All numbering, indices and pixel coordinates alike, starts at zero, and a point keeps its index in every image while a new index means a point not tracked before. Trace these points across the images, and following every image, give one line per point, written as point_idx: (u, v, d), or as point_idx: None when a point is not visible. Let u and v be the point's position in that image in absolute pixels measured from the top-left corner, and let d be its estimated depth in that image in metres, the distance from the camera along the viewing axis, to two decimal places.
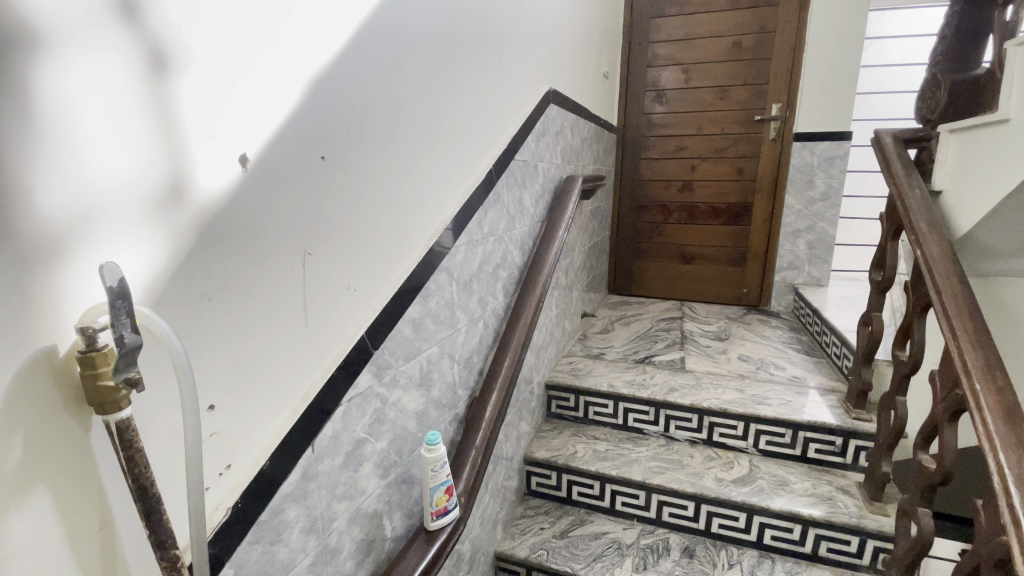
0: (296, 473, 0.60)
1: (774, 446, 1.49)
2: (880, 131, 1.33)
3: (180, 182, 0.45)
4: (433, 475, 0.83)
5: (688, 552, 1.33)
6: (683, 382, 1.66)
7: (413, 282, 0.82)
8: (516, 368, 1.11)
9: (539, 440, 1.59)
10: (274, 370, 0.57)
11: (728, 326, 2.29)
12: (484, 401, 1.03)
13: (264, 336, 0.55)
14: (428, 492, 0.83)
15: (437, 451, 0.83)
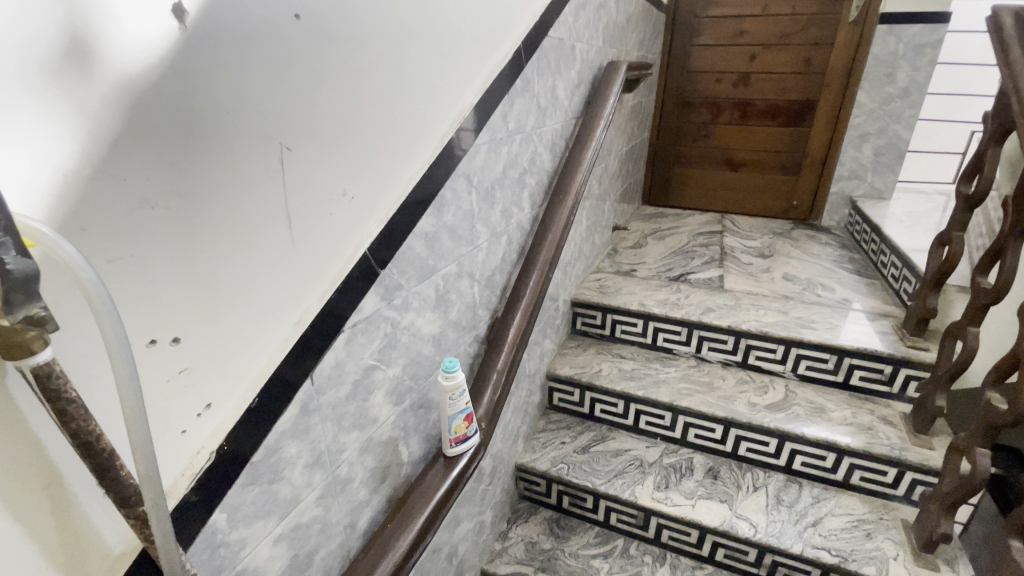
0: (292, 408, 0.53)
1: (815, 372, 1.40)
2: (999, 9, 1.03)
3: (81, 41, 0.32)
4: (450, 404, 0.76)
5: (712, 473, 1.30)
6: (721, 302, 1.54)
7: (424, 188, 0.69)
8: (543, 287, 1.01)
9: (563, 357, 1.52)
10: (256, 294, 0.47)
11: (772, 243, 2.11)
12: (507, 323, 0.94)
13: (239, 254, 0.45)
14: (444, 420, 0.77)
15: (454, 379, 0.76)
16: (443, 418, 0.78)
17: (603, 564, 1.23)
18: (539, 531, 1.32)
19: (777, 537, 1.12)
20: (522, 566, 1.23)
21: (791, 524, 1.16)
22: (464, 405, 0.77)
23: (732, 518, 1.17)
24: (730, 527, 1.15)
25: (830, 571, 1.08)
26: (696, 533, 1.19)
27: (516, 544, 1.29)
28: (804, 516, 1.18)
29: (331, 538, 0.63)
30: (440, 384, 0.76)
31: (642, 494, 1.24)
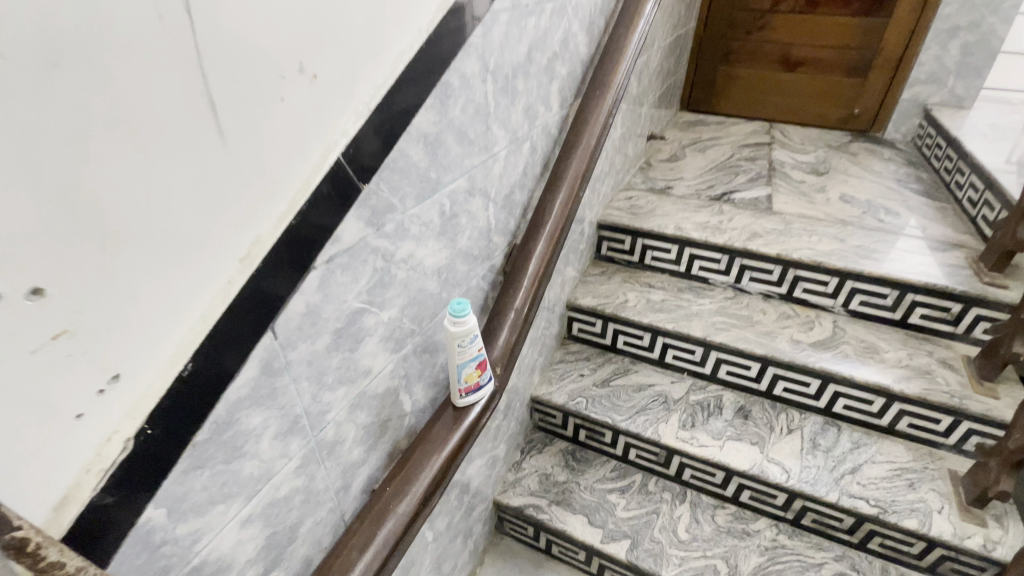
0: (247, 370, 0.40)
1: (869, 308, 1.25)
2: None
3: None
4: (459, 351, 0.64)
5: (743, 412, 1.20)
6: (768, 227, 1.36)
7: (420, 74, 0.50)
8: (572, 209, 0.84)
9: (586, 284, 1.38)
10: (171, 219, 0.33)
11: (827, 158, 1.85)
12: (527, 250, 0.79)
13: (133, 161, 0.30)
14: (453, 369, 0.66)
15: (464, 323, 0.63)
16: (451, 366, 0.66)
17: (620, 499, 1.19)
18: (554, 463, 1.27)
19: (812, 484, 1.05)
20: (535, 498, 1.19)
21: (827, 471, 1.07)
22: (476, 353, 0.65)
23: (763, 462, 1.09)
24: (760, 472, 1.07)
25: (866, 520, 1.02)
26: (721, 474, 1.12)
27: (530, 475, 1.25)
28: (841, 462, 1.09)
29: (319, 506, 0.53)
30: (448, 329, 0.63)
31: (667, 432, 1.15)
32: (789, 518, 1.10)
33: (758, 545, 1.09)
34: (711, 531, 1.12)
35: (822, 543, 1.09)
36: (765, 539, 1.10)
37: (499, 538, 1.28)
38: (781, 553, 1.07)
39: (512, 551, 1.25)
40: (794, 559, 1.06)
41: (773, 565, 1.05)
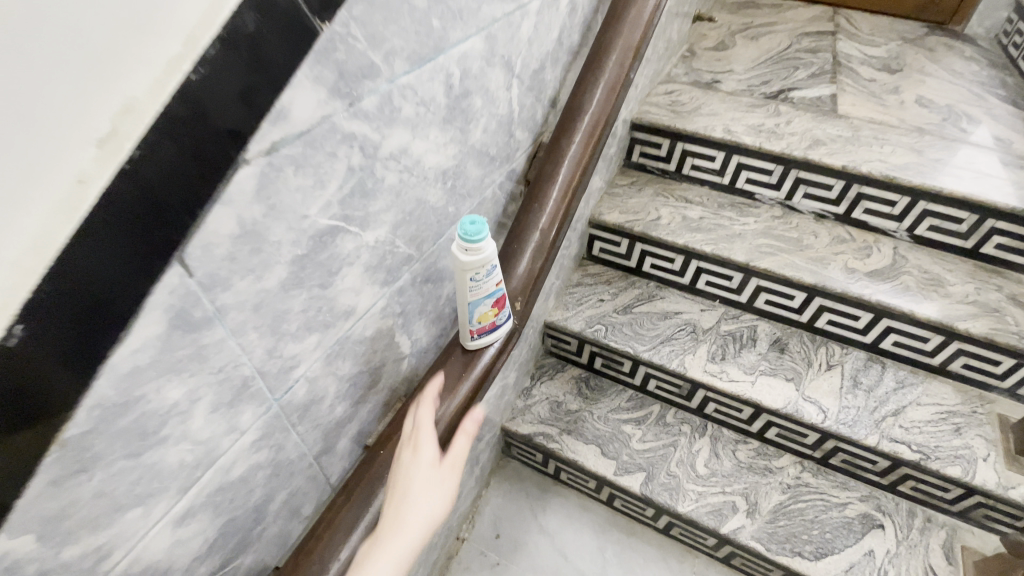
0: (136, 293, 0.32)
1: (937, 234, 1.08)
2: None
3: None
4: (472, 289, 0.58)
5: (778, 345, 1.08)
6: (832, 134, 1.15)
7: None
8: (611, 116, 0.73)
9: (612, 197, 1.20)
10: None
11: (902, 53, 1.56)
12: (554, 158, 0.69)
13: None
14: (464, 308, 0.60)
15: (479, 254, 0.55)
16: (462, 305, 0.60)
17: (636, 431, 1.11)
18: (566, 391, 1.18)
19: (850, 426, 0.96)
20: (545, 427, 1.12)
21: (867, 412, 0.98)
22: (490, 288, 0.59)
23: (798, 400, 0.99)
24: (795, 412, 0.98)
25: (903, 465, 0.94)
26: (748, 410, 1.03)
27: (540, 402, 1.17)
28: (884, 403, 0.99)
29: None
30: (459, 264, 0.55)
31: (693, 365, 1.05)
32: (815, 457, 1.03)
33: (780, 482, 1.03)
34: (731, 466, 1.05)
35: (848, 482, 1.03)
36: (787, 477, 1.04)
37: (506, 462, 1.24)
38: (804, 492, 1.01)
39: (519, 475, 1.21)
40: (816, 498, 1.01)
41: (794, 504, 1.00)
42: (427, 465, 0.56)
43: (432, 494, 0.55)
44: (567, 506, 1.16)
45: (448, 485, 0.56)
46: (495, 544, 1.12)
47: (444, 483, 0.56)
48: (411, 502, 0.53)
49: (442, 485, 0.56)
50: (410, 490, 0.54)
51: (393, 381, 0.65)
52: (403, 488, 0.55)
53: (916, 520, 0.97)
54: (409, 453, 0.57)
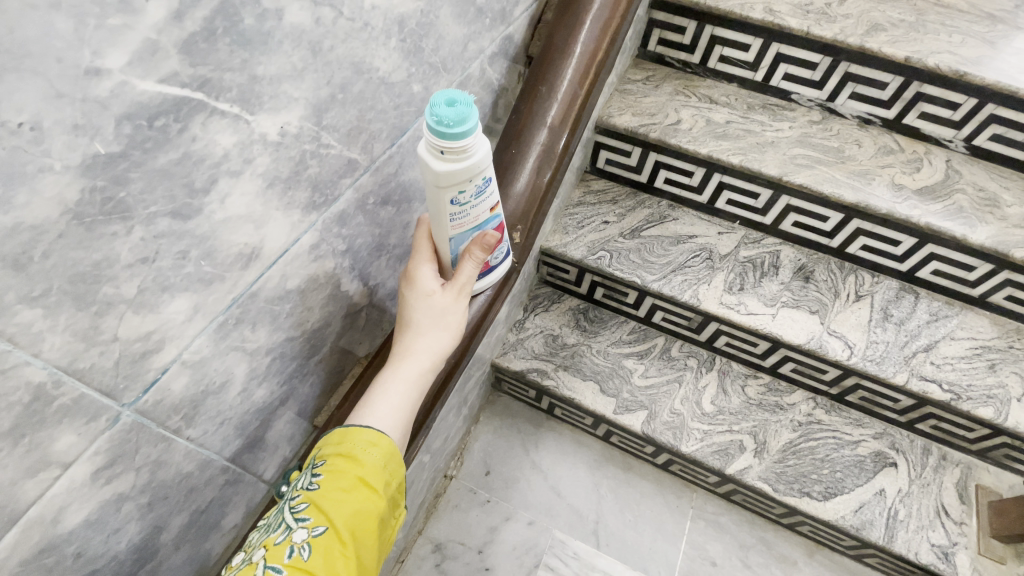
0: None
1: (1002, 145, 0.92)
2: None
3: None
4: (453, 216, 0.47)
5: (803, 273, 0.96)
6: (893, 18, 0.93)
7: None
8: (627, 10, 0.65)
9: (621, 96, 0.99)
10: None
11: None
12: (566, 32, 0.61)
13: None
14: (446, 244, 0.50)
15: (462, 160, 0.42)
16: (442, 239, 0.50)
17: (638, 366, 1.01)
18: (563, 324, 1.07)
19: (877, 363, 0.86)
20: (539, 362, 1.02)
21: (897, 347, 0.88)
22: (476, 219, 0.49)
23: (823, 335, 0.89)
24: (819, 348, 0.88)
25: (927, 404, 0.87)
26: (764, 345, 0.93)
27: (533, 336, 1.05)
28: (914, 339, 0.89)
29: None
30: (435, 172, 0.42)
31: (709, 297, 0.92)
32: (831, 393, 0.95)
33: (791, 420, 0.96)
34: (740, 404, 0.97)
35: (862, 419, 0.96)
36: (799, 414, 0.96)
37: (495, 397, 1.15)
38: (816, 430, 0.95)
39: (509, 410, 1.13)
40: (828, 436, 0.94)
41: (805, 443, 0.93)
42: (427, 294, 0.52)
43: (436, 327, 0.52)
44: (561, 443, 1.10)
45: (455, 316, 0.53)
46: (484, 482, 1.06)
47: (449, 316, 0.52)
48: (415, 330, 0.52)
49: (447, 317, 0.52)
50: (412, 322, 0.52)
51: (322, 336, 0.54)
52: (405, 321, 0.52)
53: (931, 459, 0.93)
54: (407, 287, 0.52)
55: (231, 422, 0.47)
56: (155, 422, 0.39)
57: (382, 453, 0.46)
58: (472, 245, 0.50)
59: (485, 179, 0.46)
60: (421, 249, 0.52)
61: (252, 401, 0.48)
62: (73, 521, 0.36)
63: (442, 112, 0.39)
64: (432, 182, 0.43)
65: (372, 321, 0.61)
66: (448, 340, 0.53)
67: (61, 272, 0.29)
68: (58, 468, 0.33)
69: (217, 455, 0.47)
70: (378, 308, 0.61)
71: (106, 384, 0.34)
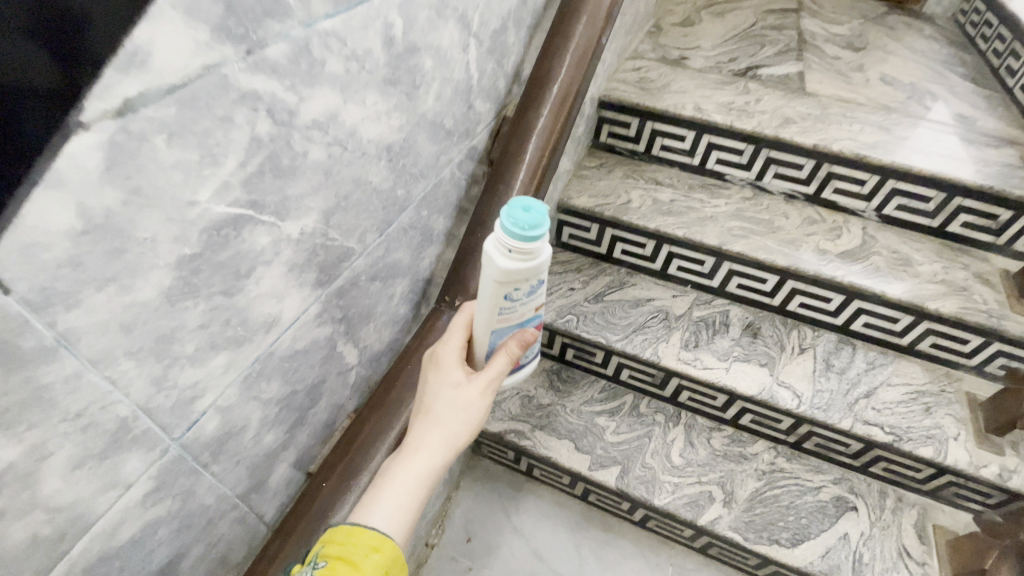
0: None
1: (905, 213, 1.07)
2: None
3: None
4: (504, 308, 0.55)
5: (752, 330, 1.06)
6: (802, 111, 1.10)
7: None
8: (570, 122, 0.77)
9: (580, 181, 1.13)
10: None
11: (865, 31, 1.52)
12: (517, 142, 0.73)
13: None
14: (485, 336, 0.58)
15: (527, 261, 0.51)
16: (483, 330, 0.58)
17: (610, 423, 1.07)
18: (538, 385, 1.13)
19: (824, 411, 0.95)
20: (516, 424, 1.07)
21: (841, 395, 0.97)
22: (519, 316, 0.58)
23: (773, 385, 0.97)
24: (770, 397, 0.96)
25: (874, 446, 0.94)
26: (723, 398, 1.01)
27: (510, 398, 1.11)
28: (856, 386, 0.98)
29: None
30: (501, 268, 0.51)
31: (668, 353, 1.01)
32: (789, 442, 1.02)
33: (755, 469, 1.01)
34: (706, 455, 1.03)
35: (821, 465, 1.03)
36: (762, 463, 1.02)
37: (476, 460, 1.18)
38: (779, 478, 1.00)
39: (490, 474, 1.16)
40: (791, 483, 1.00)
41: (770, 491, 0.98)
42: (450, 386, 0.57)
43: (452, 423, 0.55)
44: (541, 504, 1.12)
45: (476, 410, 0.56)
46: (466, 549, 1.06)
47: (469, 410, 0.56)
48: (433, 423, 0.55)
49: (468, 409, 0.56)
50: (432, 414, 0.56)
51: (317, 397, 0.59)
52: (428, 408, 0.57)
53: (889, 501, 0.99)
54: (438, 372, 0.59)
55: (237, 476, 0.51)
56: (188, 462, 0.44)
57: (384, 558, 0.47)
58: (513, 339, 0.58)
59: (537, 281, 0.55)
60: (461, 339, 0.60)
61: (257, 452, 0.53)
62: (101, 563, 0.40)
63: (519, 221, 0.48)
64: (496, 277, 0.52)
65: (359, 383, 0.67)
66: (464, 436, 0.56)
67: (149, 336, 0.36)
68: (105, 506, 0.38)
69: (225, 506, 0.51)
70: (365, 370, 0.67)
71: (165, 420, 0.40)
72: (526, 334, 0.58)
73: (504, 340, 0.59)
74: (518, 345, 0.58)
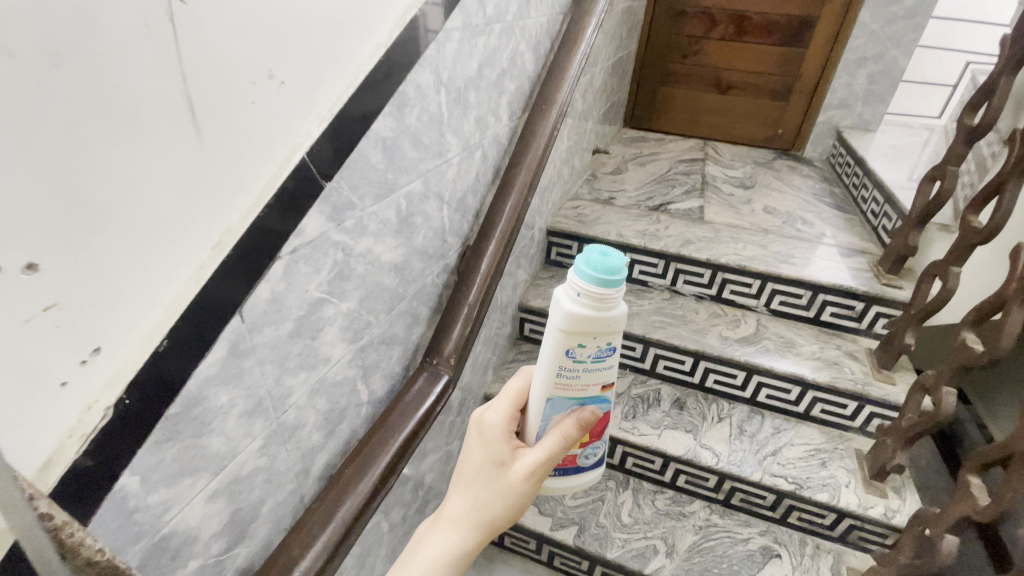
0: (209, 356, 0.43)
1: (788, 308, 1.38)
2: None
3: None
4: (567, 364, 0.59)
5: (678, 403, 1.31)
6: (700, 235, 1.47)
7: (364, 110, 0.54)
8: (522, 215, 0.89)
9: (536, 289, 1.44)
10: (149, 192, 0.35)
11: (755, 173, 1.99)
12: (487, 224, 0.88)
13: (127, 173, 0.34)
14: (544, 406, 0.62)
15: (598, 310, 0.56)
16: (541, 399, 0.62)
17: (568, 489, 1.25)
18: None
19: (738, 466, 1.16)
20: None
21: (752, 453, 1.19)
22: (580, 385, 0.61)
23: (696, 447, 1.19)
24: (694, 456, 1.17)
25: (784, 496, 1.13)
26: (659, 461, 1.21)
27: None
28: (763, 446, 1.21)
29: (279, 487, 0.56)
30: (571, 313, 0.56)
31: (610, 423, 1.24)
32: (719, 499, 1.21)
33: (693, 524, 1.18)
34: (651, 514, 1.20)
35: (749, 520, 1.20)
36: (699, 519, 1.19)
37: None
38: (713, 531, 1.17)
39: None
40: (724, 535, 1.16)
41: (706, 543, 1.14)
42: (497, 460, 0.61)
43: (494, 496, 0.60)
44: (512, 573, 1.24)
45: (518, 487, 0.60)
46: None
47: (512, 486, 0.60)
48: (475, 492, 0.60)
49: (512, 485, 0.60)
50: (476, 482, 0.61)
51: None
52: (473, 476, 0.62)
53: (808, 548, 1.15)
54: (486, 443, 0.63)
55: None
56: None
57: None
58: (572, 417, 0.61)
59: (604, 343, 0.59)
60: (515, 406, 0.64)
61: None
62: None
63: (595, 269, 0.54)
64: (567, 324, 0.57)
65: None
66: (502, 509, 0.60)
67: None
68: None
69: None
70: None
71: None
72: (585, 415, 0.61)
73: (562, 414, 0.63)
74: (573, 424, 0.61)
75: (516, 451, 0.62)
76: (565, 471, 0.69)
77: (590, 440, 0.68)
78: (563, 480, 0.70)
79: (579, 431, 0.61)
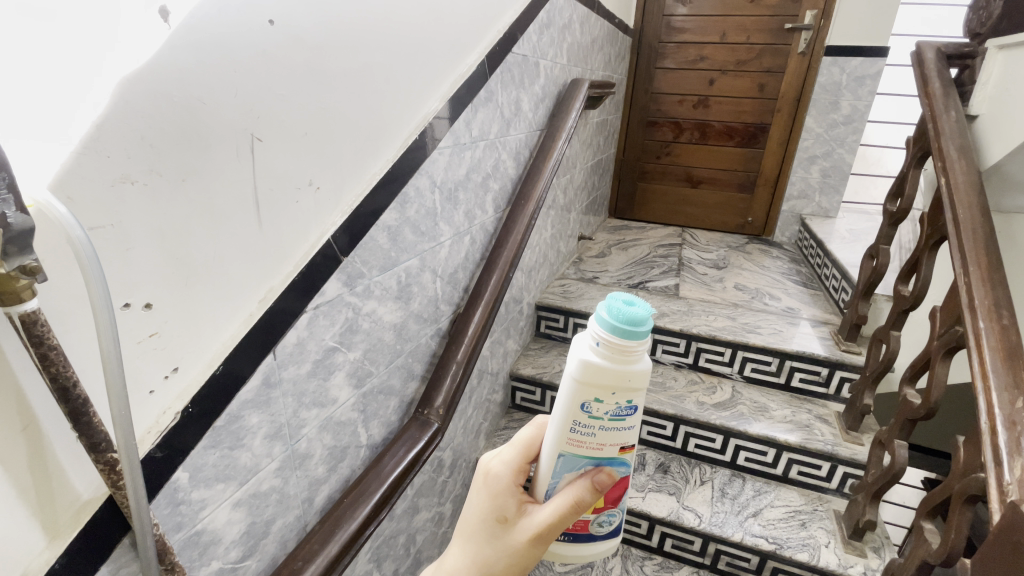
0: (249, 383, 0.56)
1: (760, 375, 1.49)
2: (949, 144, 1.05)
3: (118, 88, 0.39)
4: (582, 423, 0.52)
5: (662, 468, 1.38)
6: (675, 309, 1.63)
7: (374, 204, 0.72)
8: (503, 289, 1.05)
9: (526, 359, 1.56)
10: (222, 260, 0.51)
11: (727, 256, 2.18)
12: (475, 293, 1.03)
13: (212, 246, 0.49)
14: (554, 461, 0.54)
15: (616, 360, 0.50)
16: (551, 454, 0.54)
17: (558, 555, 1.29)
18: None
19: (720, 526, 1.20)
20: None
21: (733, 514, 1.24)
22: (595, 445, 0.53)
23: (679, 509, 1.24)
24: (677, 518, 1.22)
25: (766, 558, 1.16)
26: (646, 524, 1.25)
27: None
28: (744, 509, 1.25)
29: (288, 510, 0.66)
30: (587, 361, 0.50)
31: None
32: (707, 563, 1.23)
33: None
34: None
35: None
36: None
37: None
38: None
39: None
40: None
41: None
42: (501, 513, 0.54)
43: (492, 555, 0.53)
44: None
45: (518, 550, 0.52)
46: None
47: (512, 548, 0.53)
48: (474, 548, 0.54)
49: (512, 545, 0.52)
50: (477, 536, 0.55)
51: None
52: (475, 528, 0.55)
53: None
54: (491, 492, 0.56)
55: None
56: None
57: None
58: (584, 478, 0.53)
59: (624, 401, 0.51)
60: (523, 457, 0.57)
61: None
62: None
63: (617, 315, 0.48)
64: (582, 376, 0.51)
65: None
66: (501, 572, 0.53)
67: None
68: None
69: None
70: None
71: None
72: (599, 476, 0.53)
73: (575, 473, 0.54)
74: (587, 487, 0.53)
75: (523, 507, 0.55)
76: (577, 538, 0.58)
77: (610, 505, 0.57)
78: (573, 548, 0.58)
79: (593, 496, 0.52)
